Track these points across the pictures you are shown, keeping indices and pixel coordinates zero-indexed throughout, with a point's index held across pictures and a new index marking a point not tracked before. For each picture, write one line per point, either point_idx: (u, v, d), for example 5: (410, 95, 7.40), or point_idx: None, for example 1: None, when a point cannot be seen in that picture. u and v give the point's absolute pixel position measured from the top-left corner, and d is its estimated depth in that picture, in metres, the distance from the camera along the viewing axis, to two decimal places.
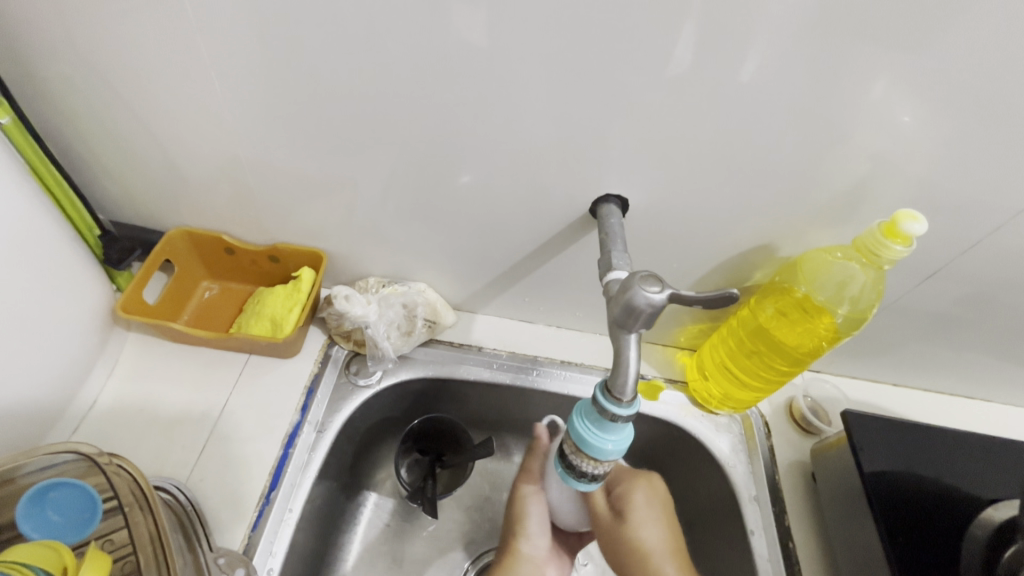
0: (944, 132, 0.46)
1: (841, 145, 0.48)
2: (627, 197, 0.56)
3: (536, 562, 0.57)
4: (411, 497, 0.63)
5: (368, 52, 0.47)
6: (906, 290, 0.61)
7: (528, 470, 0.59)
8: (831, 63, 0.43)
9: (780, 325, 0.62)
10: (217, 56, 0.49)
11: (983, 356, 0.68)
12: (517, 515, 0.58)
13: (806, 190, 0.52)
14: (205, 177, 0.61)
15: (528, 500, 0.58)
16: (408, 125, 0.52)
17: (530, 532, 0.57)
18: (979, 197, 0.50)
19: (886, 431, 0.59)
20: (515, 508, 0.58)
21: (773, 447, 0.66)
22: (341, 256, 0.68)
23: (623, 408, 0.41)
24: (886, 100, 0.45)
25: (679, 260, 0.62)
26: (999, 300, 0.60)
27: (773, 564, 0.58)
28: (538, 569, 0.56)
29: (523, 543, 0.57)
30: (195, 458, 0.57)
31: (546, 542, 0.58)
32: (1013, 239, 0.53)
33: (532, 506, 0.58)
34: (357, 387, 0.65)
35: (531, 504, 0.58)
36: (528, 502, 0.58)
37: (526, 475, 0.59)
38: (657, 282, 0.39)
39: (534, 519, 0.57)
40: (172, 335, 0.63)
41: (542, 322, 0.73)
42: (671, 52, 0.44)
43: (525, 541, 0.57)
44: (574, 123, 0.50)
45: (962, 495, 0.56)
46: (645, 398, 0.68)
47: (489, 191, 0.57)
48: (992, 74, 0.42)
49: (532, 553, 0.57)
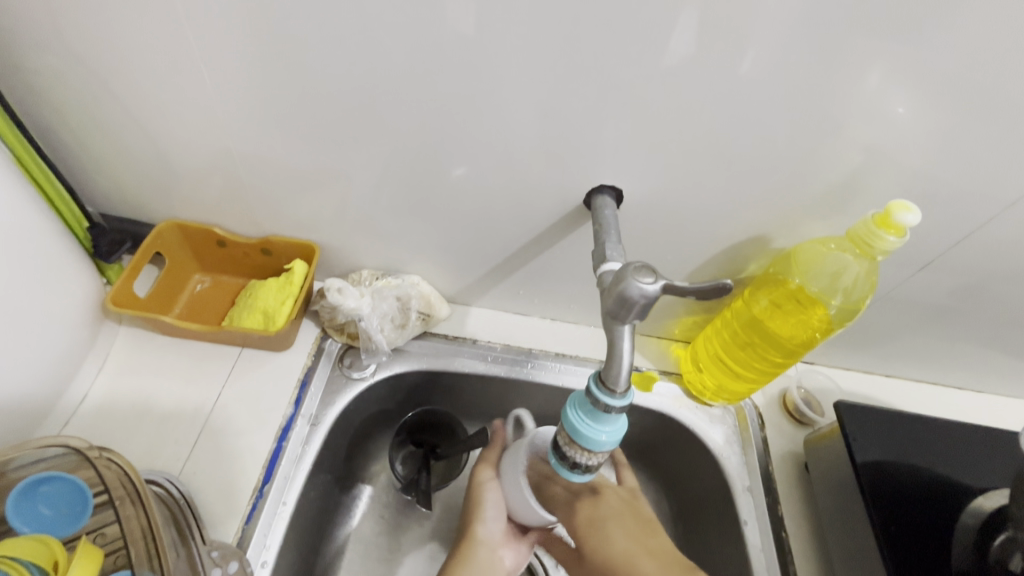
0: (938, 122, 0.46)
1: (835, 136, 0.48)
2: (622, 188, 0.55)
3: (491, 546, 0.54)
4: (405, 489, 0.65)
5: (359, 40, 0.46)
6: (900, 281, 0.61)
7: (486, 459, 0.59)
8: (827, 51, 0.42)
9: (774, 316, 0.62)
10: (205, 45, 0.48)
11: (974, 347, 0.69)
12: (475, 500, 0.56)
13: (801, 181, 0.52)
14: (195, 169, 0.60)
15: (484, 487, 0.56)
16: (400, 115, 0.52)
17: (487, 516, 0.55)
18: (972, 187, 0.50)
19: (878, 421, 0.59)
20: (472, 493, 0.56)
21: (767, 437, 0.66)
22: (334, 248, 0.67)
23: (616, 399, 0.41)
24: (883, 89, 0.45)
25: (673, 252, 0.62)
26: (991, 290, 0.60)
27: (766, 553, 0.58)
28: (493, 550, 0.54)
29: (480, 528, 0.54)
30: (188, 452, 0.57)
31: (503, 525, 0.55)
32: (1006, 230, 0.53)
33: (491, 492, 0.56)
34: (352, 379, 0.65)
35: (488, 492, 0.56)
36: (484, 488, 0.56)
37: (484, 463, 0.58)
38: (651, 273, 0.39)
39: (491, 505, 0.55)
40: (164, 329, 0.63)
41: (536, 315, 0.73)
42: (666, 41, 0.43)
43: (480, 526, 0.54)
44: (569, 114, 0.49)
45: (953, 484, 0.57)
46: (640, 389, 0.68)
47: (482, 183, 0.57)
48: (989, 63, 0.42)
49: (488, 537, 0.55)
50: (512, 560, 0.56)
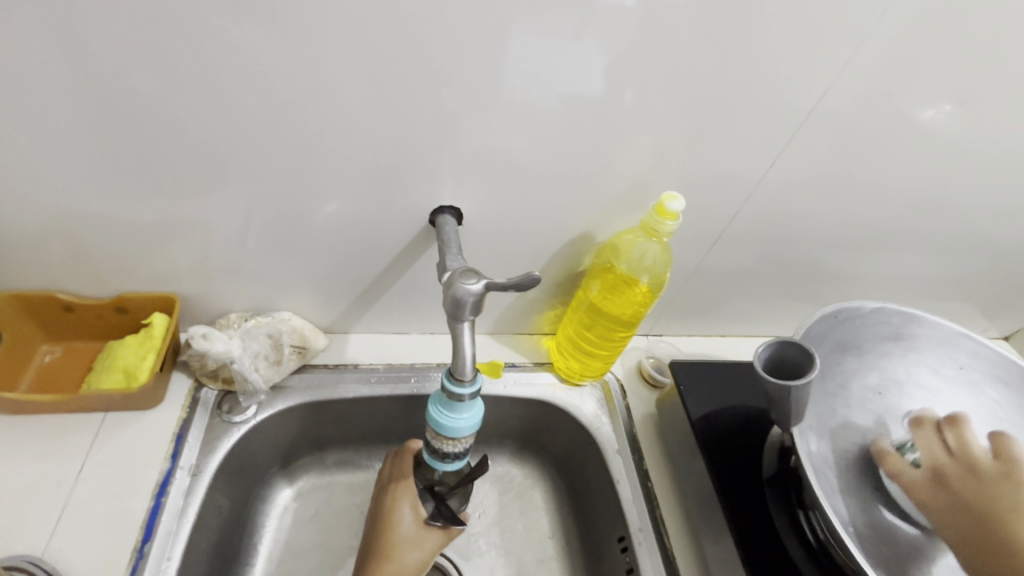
0: (691, 123, 0.59)
1: (621, 141, 0.59)
2: (460, 205, 0.63)
3: (405, 540, 0.61)
4: (428, 512, 0.62)
5: (188, 96, 0.50)
6: (704, 255, 0.75)
7: (403, 477, 0.64)
8: (593, 78, 0.54)
9: (607, 298, 0.71)
10: (25, 108, 0.49)
11: (775, 300, 0.84)
12: (389, 517, 0.62)
13: (605, 184, 0.63)
14: (27, 236, 0.58)
15: (398, 502, 0.62)
16: (240, 162, 0.55)
17: (405, 511, 0.62)
18: (727, 173, 0.64)
19: (702, 373, 0.73)
20: (388, 510, 0.62)
21: (629, 404, 0.76)
22: (197, 297, 0.67)
23: (466, 387, 0.47)
24: (643, 103, 0.56)
25: (521, 259, 0.70)
26: (771, 253, 0.76)
27: (637, 504, 0.67)
28: (408, 543, 0.61)
29: (397, 528, 0.61)
30: (52, 529, 0.54)
31: (412, 523, 0.62)
32: (762, 203, 0.69)
33: (405, 509, 0.62)
34: (232, 424, 0.65)
35: (402, 507, 0.62)
36: (400, 500, 0.62)
37: (404, 488, 0.63)
38: (474, 275, 0.46)
39: (405, 511, 0.62)
40: (9, 408, 0.59)
41: (415, 332, 0.78)
42: (463, 78, 0.52)
43: (395, 529, 0.61)
44: (399, 145, 0.56)
45: (763, 415, 0.70)
46: (488, 375, 0.74)
47: (335, 217, 0.62)
48: (707, 74, 0.55)
49: (402, 534, 0.61)
50: (423, 552, 0.61)
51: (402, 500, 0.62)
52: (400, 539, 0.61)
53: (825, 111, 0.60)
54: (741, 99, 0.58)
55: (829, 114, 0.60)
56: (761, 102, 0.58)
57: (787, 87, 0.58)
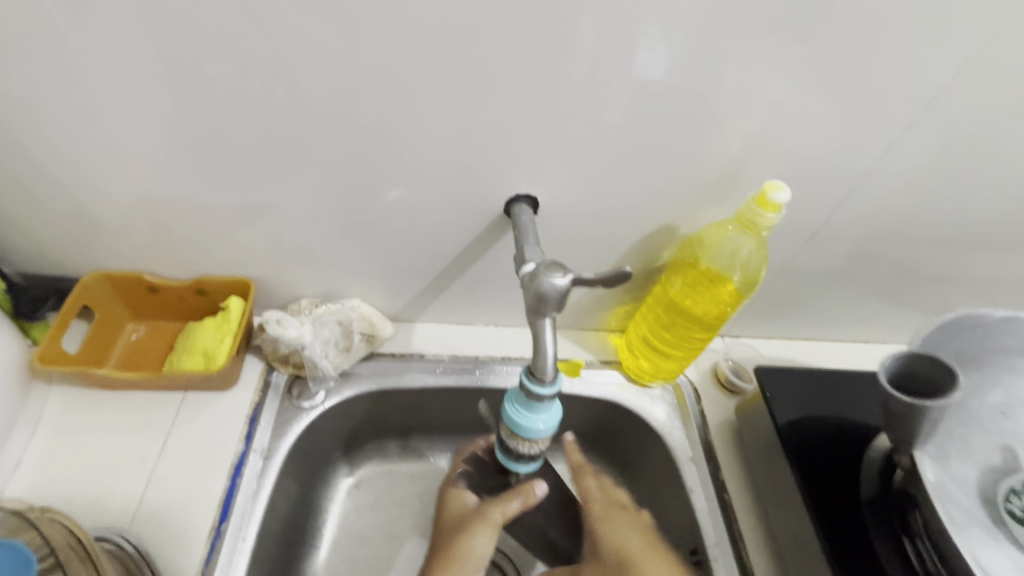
0: (797, 105, 0.53)
1: (716, 126, 0.54)
2: (536, 194, 0.59)
3: (459, 528, 0.62)
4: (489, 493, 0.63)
5: (270, 78, 0.49)
6: (797, 251, 0.68)
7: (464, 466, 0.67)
8: (689, 57, 0.49)
9: (690, 296, 0.67)
10: (116, 92, 0.50)
11: (869, 303, 0.77)
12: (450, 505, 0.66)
13: (694, 172, 0.58)
14: (116, 219, 0.60)
15: (458, 488, 0.66)
16: (317, 147, 0.54)
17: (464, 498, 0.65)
18: (834, 162, 0.58)
19: (791, 379, 0.67)
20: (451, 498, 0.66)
21: (703, 409, 0.71)
22: (271, 282, 0.68)
23: (546, 387, 0.45)
24: (744, 83, 0.51)
25: (594, 252, 0.66)
26: (872, 251, 0.68)
27: (713, 517, 0.62)
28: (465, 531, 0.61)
29: (454, 514, 0.64)
30: (137, 504, 0.56)
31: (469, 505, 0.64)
32: (870, 196, 0.62)
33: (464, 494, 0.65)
34: (302, 410, 0.65)
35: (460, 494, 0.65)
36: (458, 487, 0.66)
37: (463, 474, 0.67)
38: (561, 269, 0.43)
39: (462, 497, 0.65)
40: (99, 383, 0.62)
41: (479, 323, 0.76)
42: (549, 57, 0.48)
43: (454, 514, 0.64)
44: (476, 130, 0.53)
45: (860, 429, 0.64)
46: (567, 374, 0.72)
47: (407, 204, 0.60)
48: (822, 50, 0.49)
49: (458, 519, 0.63)
50: (481, 541, 0.61)
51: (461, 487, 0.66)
52: (456, 523, 0.62)
53: (959, 92, 0.52)
54: (859, 77, 0.51)
55: (962, 96, 0.53)
56: (881, 82, 0.51)
57: (915, 65, 0.50)
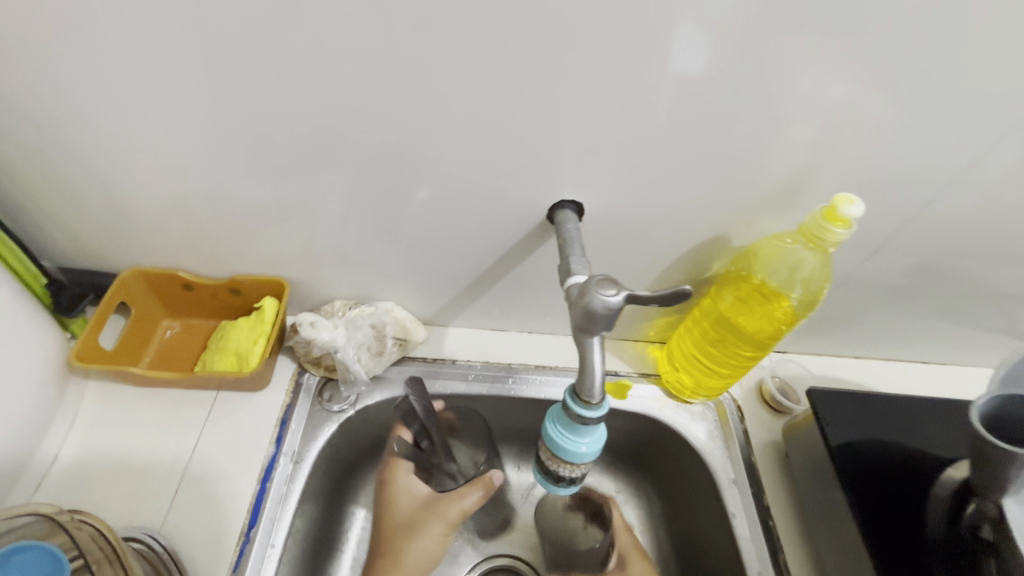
0: (872, 112, 0.49)
1: (780, 133, 0.50)
2: (582, 199, 0.57)
3: (409, 529, 0.57)
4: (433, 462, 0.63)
5: (312, 77, 0.47)
6: (857, 266, 0.64)
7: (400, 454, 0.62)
8: (758, 59, 0.45)
9: (741, 311, 0.63)
10: (156, 90, 0.49)
11: (931, 322, 0.72)
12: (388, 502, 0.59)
13: (753, 180, 0.54)
14: (154, 216, 0.59)
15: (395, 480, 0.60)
16: (357, 148, 0.53)
17: (404, 494, 0.59)
18: (908, 173, 0.53)
19: (848, 403, 0.62)
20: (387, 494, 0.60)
21: (747, 429, 0.68)
22: (305, 282, 0.67)
23: (592, 410, 0.42)
24: (815, 87, 0.47)
25: (637, 260, 0.63)
26: (940, 268, 0.64)
27: (756, 545, 0.59)
28: (415, 531, 0.56)
29: (397, 512, 0.58)
30: (169, 504, 0.56)
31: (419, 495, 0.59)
32: (945, 210, 0.57)
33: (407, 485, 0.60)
34: (332, 413, 0.64)
35: (399, 487, 0.60)
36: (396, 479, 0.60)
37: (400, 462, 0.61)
38: (613, 285, 0.40)
39: (403, 491, 0.59)
40: (134, 380, 0.62)
41: (513, 330, 0.74)
42: (604, 58, 0.45)
43: (398, 512, 0.58)
44: (522, 133, 0.51)
45: (923, 460, 0.59)
46: (614, 396, 0.69)
47: (446, 208, 0.58)
48: (908, 53, 0.44)
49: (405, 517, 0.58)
50: (431, 542, 0.56)
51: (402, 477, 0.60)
52: (402, 527, 0.57)
53: None
54: (947, 83, 0.46)
55: None
56: (972, 88, 0.46)
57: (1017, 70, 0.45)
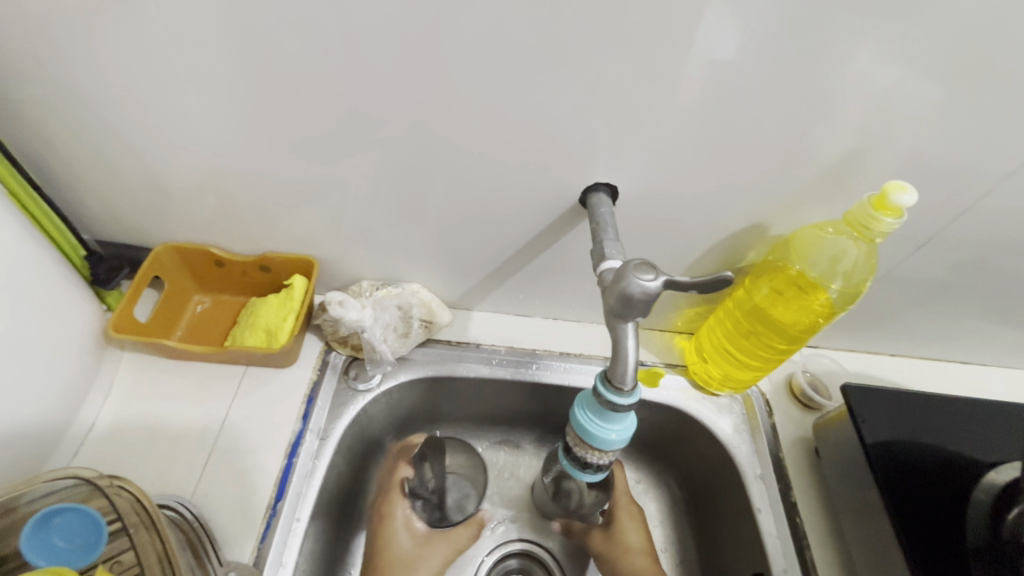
0: (930, 98, 0.46)
1: (830, 118, 0.48)
2: (616, 183, 0.55)
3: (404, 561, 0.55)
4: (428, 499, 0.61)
5: (346, 53, 0.46)
6: (899, 260, 0.61)
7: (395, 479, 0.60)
8: (812, 39, 0.43)
9: (776, 304, 0.61)
10: (191, 64, 0.48)
11: (975, 321, 0.69)
12: (381, 534, 0.57)
13: (796, 168, 0.52)
14: (187, 192, 0.60)
15: (391, 512, 0.58)
16: (389, 127, 0.52)
17: (400, 527, 0.57)
18: (964, 163, 0.51)
19: (886, 401, 0.60)
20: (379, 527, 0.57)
21: (775, 424, 0.66)
22: (333, 261, 0.67)
23: (624, 397, 0.42)
24: (872, 69, 0.44)
25: (668, 248, 0.62)
26: (989, 265, 0.61)
27: (782, 540, 0.58)
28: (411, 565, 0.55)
29: (393, 545, 0.56)
30: (199, 474, 0.57)
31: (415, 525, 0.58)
32: (1000, 204, 0.54)
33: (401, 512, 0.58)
34: (358, 392, 0.65)
35: (393, 518, 0.57)
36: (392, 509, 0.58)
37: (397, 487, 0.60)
38: (651, 269, 0.39)
39: (399, 521, 0.58)
40: (167, 352, 0.63)
41: (538, 316, 0.73)
42: (648, 36, 0.43)
43: (393, 545, 0.56)
44: (558, 114, 0.49)
45: (962, 463, 0.57)
46: (646, 385, 0.68)
47: (477, 189, 0.57)
48: (976, 34, 0.42)
49: (403, 552, 0.56)
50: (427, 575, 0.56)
51: (396, 508, 0.58)
52: (399, 560, 0.55)
53: None
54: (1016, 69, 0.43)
55: None
56: None
57: None
